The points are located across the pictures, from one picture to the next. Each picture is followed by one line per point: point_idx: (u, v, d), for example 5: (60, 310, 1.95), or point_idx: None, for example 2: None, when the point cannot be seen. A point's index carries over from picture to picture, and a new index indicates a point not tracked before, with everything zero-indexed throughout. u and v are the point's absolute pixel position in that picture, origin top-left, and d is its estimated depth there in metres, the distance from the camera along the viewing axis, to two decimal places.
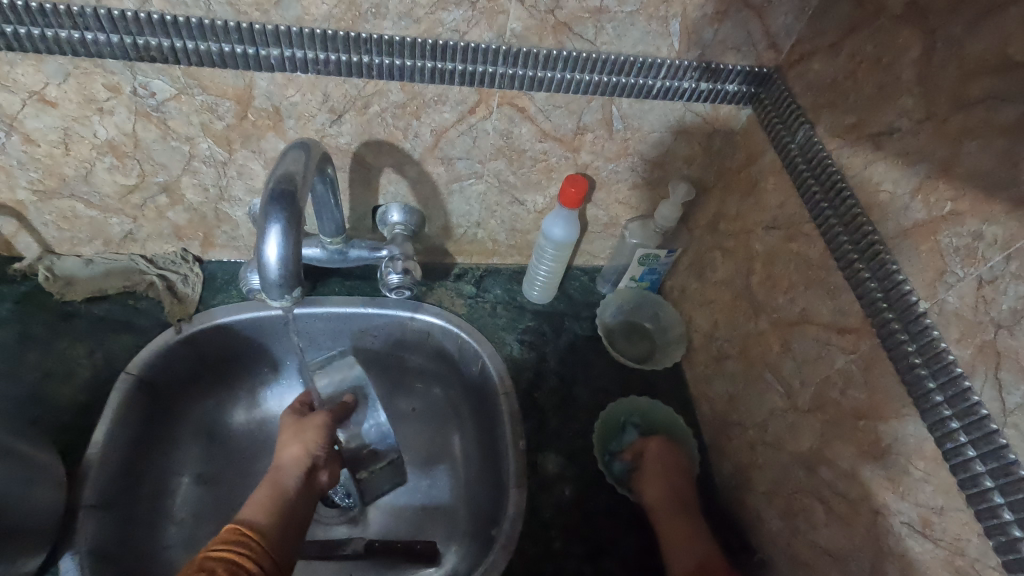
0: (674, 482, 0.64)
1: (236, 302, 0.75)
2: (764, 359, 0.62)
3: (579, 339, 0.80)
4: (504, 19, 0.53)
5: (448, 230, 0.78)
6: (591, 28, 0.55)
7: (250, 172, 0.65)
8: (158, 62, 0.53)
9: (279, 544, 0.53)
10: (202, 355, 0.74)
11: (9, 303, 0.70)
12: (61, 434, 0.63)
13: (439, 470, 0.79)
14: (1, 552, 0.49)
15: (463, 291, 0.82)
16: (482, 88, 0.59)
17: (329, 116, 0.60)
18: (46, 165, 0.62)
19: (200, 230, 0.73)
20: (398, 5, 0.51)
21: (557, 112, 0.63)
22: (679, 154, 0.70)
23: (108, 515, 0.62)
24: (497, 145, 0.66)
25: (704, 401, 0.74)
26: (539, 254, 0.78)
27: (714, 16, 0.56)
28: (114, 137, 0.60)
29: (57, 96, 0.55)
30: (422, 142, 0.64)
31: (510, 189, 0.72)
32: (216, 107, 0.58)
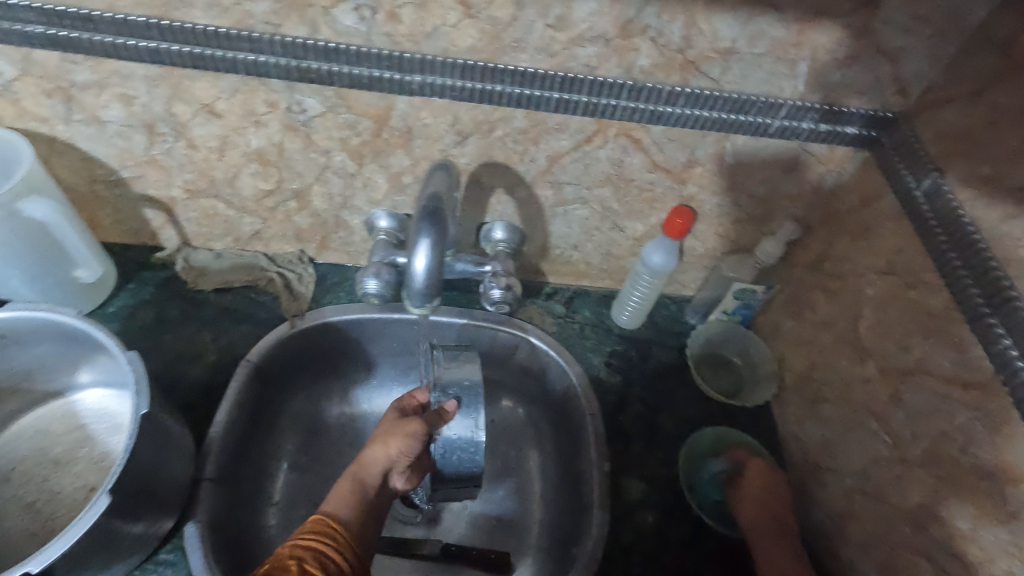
0: (762, 497, 0.65)
1: (343, 303, 0.80)
2: (870, 407, 0.61)
3: (666, 368, 0.80)
4: (634, 56, 0.56)
5: (545, 250, 0.81)
6: (718, 67, 0.57)
7: (374, 185, 0.70)
8: (315, 83, 0.58)
9: (368, 538, 0.60)
10: (309, 349, 0.79)
11: (150, 288, 0.78)
12: (191, 411, 0.69)
13: (514, 484, 0.80)
14: (147, 512, 0.55)
15: (553, 310, 0.84)
16: (602, 119, 0.61)
17: (455, 138, 0.64)
18: (201, 168, 0.69)
19: (319, 234, 0.79)
20: (537, 40, 0.55)
21: (671, 144, 0.64)
22: (787, 192, 0.69)
23: (223, 490, 0.66)
24: (607, 172, 0.68)
25: (794, 443, 0.72)
26: (634, 280, 0.79)
27: (844, 60, 0.56)
28: (263, 146, 0.66)
29: (223, 109, 0.62)
30: (536, 166, 0.68)
31: (613, 215, 0.74)
32: (356, 125, 0.63)
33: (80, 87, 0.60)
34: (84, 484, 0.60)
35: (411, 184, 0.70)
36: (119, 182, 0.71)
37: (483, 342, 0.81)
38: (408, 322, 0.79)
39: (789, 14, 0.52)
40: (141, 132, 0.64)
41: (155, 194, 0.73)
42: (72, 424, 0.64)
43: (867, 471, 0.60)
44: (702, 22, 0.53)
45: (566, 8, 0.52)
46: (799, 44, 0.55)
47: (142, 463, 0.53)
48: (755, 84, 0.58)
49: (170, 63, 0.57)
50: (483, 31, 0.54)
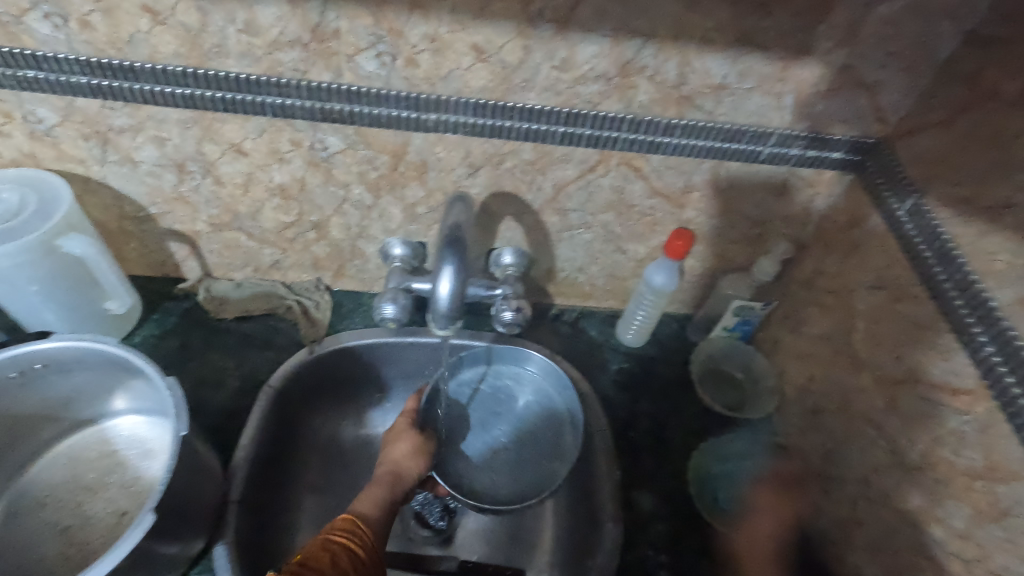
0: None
1: (359, 328, 0.83)
2: (867, 414, 0.64)
3: (671, 384, 0.84)
4: (634, 93, 0.60)
5: (552, 273, 0.84)
6: (711, 100, 0.61)
7: (390, 215, 0.75)
8: (336, 123, 0.63)
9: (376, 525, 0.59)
10: (327, 375, 0.82)
11: (174, 317, 0.81)
12: (217, 435, 0.72)
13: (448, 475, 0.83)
14: (182, 534, 0.57)
15: (561, 330, 0.88)
16: (605, 150, 0.66)
17: (467, 170, 0.68)
18: (226, 203, 0.73)
19: (335, 262, 0.83)
20: (543, 80, 0.59)
21: (669, 171, 0.69)
22: (780, 214, 0.74)
23: (248, 513, 0.68)
24: (610, 199, 0.72)
25: (797, 454, 0.75)
26: (637, 299, 0.82)
27: (827, 92, 0.61)
28: (286, 181, 0.70)
29: (250, 148, 0.66)
30: (542, 195, 0.72)
31: (615, 239, 0.78)
32: (375, 160, 0.67)
33: (117, 131, 0.64)
34: (116, 509, 0.62)
35: (424, 214, 0.74)
36: (147, 218, 0.75)
37: (494, 363, 0.84)
38: (422, 345, 0.82)
39: (775, 52, 0.57)
40: (172, 171, 0.68)
41: (181, 228, 0.76)
42: (106, 450, 0.66)
43: (869, 477, 0.63)
44: (696, 61, 0.58)
45: (571, 51, 0.57)
46: (785, 78, 0.59)
47: (182, 485, 0.56)
48: (747, 115, 0.63)
49: (202, 107, 0.61)
50: (494, 73, 0.58)
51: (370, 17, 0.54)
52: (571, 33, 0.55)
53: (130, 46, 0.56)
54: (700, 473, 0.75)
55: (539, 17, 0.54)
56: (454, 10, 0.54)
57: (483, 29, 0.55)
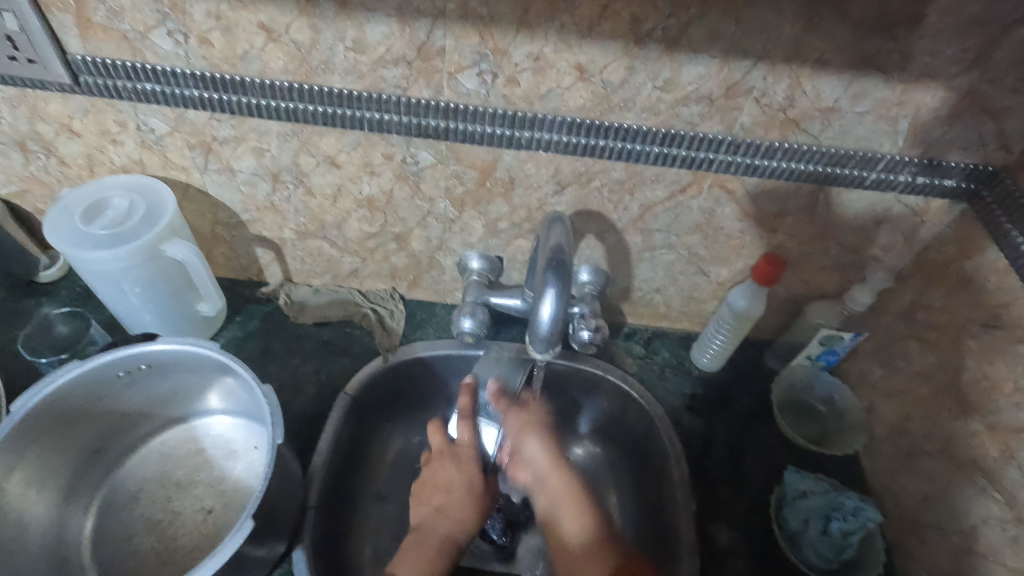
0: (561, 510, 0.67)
1: (432, 339, 0.83)
2: (976, 462, 0.59)
3: (749, 413, 0.81)
4: (736, 114, 0.58)
5: (628, 292, 0.83)
6: (818, 123, 0.59)
7: (471, 230, 0.75)
8: (430, 139, 0.63)
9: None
10: (399, 384, 0.82)
11: (257, 320, 0.84)
12: (296, 439, 0.74)
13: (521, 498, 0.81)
14: (270, 538, 0.58)
15: (634, 351, 0.86)
16: (699, 171, 0.64)
17: (555, 187, 0.67)
18: (314, 213, 0.74)
19: (412, 273, 0.83)
20: (644, 100, 0.58)
21: (764, 194, 0.66)
22: (879, 242, 0.70)
23: (324, 518, 0.69)
24: (698, 221, 0.70)
25: (888, 496, 0.71)
26: (716, 323, 0.80)
27: (947, 117, 0.57)
28: (374, 194, 0.71)
29: (343, 160, 0.67)
30: (628, 214, 0.70)
31: (698, 261, 0.76)
32: (463, 175, 0.67)
33: (220, 141, 0.66)
34: (203, 507, 0.64)
35: (506, 229, 0.74)
36: (238, 225, 0.77)
37: (565, 381, 0.83)
38: None
39: (894, 76, 0.54)
40: (267, 180, 0.70)
41: (269, 234, 0.79)
42: (193, 448, 0.68)
43: (976, 529, 0.59)
44: (807, 83, 0.55)
45: (676, 71, 0.55)
46: (902, 102, 0.56)
47: (273, 490, 0.57)
48: (855, 139, 0.60)
49: (303, 121, 0.63)
50: (595, 93, 0.58)
51: (476, 36, 0.54)
52: (678, 54, 0.54)
53: (242, 61, 0.58)
54: (780, 504, 0.71)
55: (648, 37, 0.53)
56: (562, 30, 0.53)
57: (588, 49, 0.54)
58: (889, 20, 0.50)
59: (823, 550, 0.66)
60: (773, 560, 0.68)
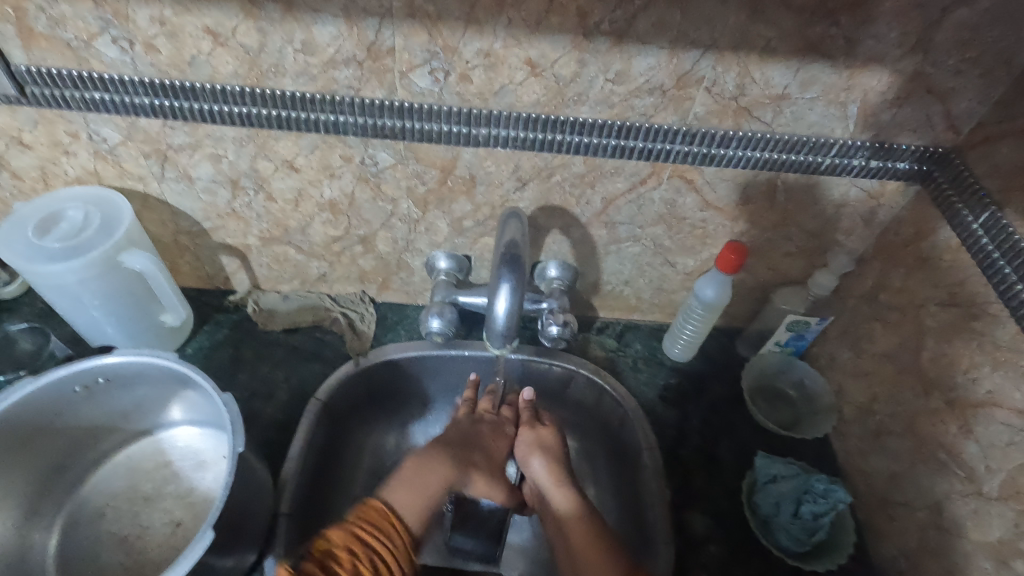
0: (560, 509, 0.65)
1: (404, 341, 0.83)
2: (938, 438, 0.60)
3: (722, 401, 0.81)
4: (689, 104, 0.59)
5: (598, 286, 0.83)
6: (770, 111, 0.59)
7: (437, 229, 0.74)
8: (388, 139, 0.63)
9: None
10: (372, 388, 0.82)
11: (225, 329, 0.83)
12: (267, 447, 0.73)
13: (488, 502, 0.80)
14: (239, 547, 0.58)
15: (607, 344, 0.86)
16: (657, 162, 0.64)
17: (516, 184, 0.67)
18: (277, 218, 0.74)
19: (381, 275, 0.83)
20: (597, 93, 0.58)
21: (723, 184, 0.67)
22: (839, 226, 0.71)
23: (298, 526, 0.68)
24: (661, 212, 0.71)
25: (858, 476, 0.72)
26: (686, 313, 0.81)
27: (895, 100, 0.58)
28: (336, 197, 0.71)
29: (302, 164, 0.67)
30: (591, 208, 0.71)
31: (664, 252, 0.76)
32: (424, 175, 0.67)
33: (176, 149, 0.65)
34: (171, 519, 0.63)
35: (471, 227, 0.74)
36: (201, 233, 0.76)
37: (539, 377, 0.83)
38: (467, 359, 0.81)
39: (840, 61, 0.55)
40: (226, 187, 0.70)
41: (232, 242, 0.78)
42: (161, 461, 0.67)
43: (941, 504, 0.60)
44: (756, 71, 0.56)
45: (627, 64, 0.56)
46: (851, 87, 0.57)
47: (239, 499, 0.56)
48: (808, 124, 0.60)
49: (258, 125, 0.62)
50: (548, 87, 0.58)
51: (425, 34, 0.54)
52: (627, 46, 0.54)
53: (191, 67, 0.58)
54: (752, 489, 0.71)
55: (596, 30, 0.54)
56: (510, 25, 0.53)
57: (538, 43, 0.55)
58: (831, 6, 0.51)
59: (796, 533, 0.66)
60: (748, 545, 0.69)
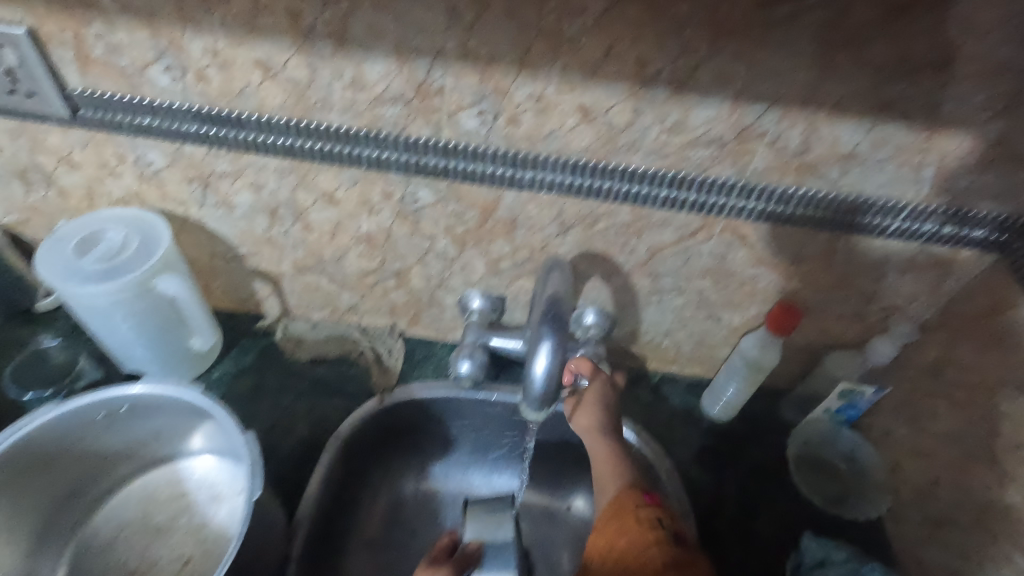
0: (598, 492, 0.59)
1: (430, 379, 0.80)
2: (1013, 539, 0.54)
3: (763, 469, 0.76)
4: (748, 158, 0.56)
5: (635, 335, 0.79)
6: (836, 169, 0.56)
7: (472, 268, 0.72)
8: (429, 177, 0.61)
9: None
10: (394, 426, 0.79)
11: (252, 354, 0.81)
12: (283, 483, 0.70)
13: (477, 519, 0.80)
14: None
15: (641, 397, 0.82)
16: (709, 215, 0.61)
17: (558, 228, 0.65)
18: (312, 247, 0.72)
19: (412, 310, 0.81)
20: (651, 142, 0.56)
21: (778, 241, 0.63)
22: (902, 292, 0.66)
23: (307, 571, 0.65)
24: (708, 265, 0.67)
25: (915, 568, 0.65)
26: (728, 370, 0.76)
27: (975, 165, 0.54)
28: (373, 230, 0.69)
29: (341, 197, 0.66)
30: (635, 257, 0.67)
31: (709, 305, 0.72)
32: (463, 214, 0.65)
33: (218, 175, 0.65)
34: (180, 556, 0.61)
35: (507, 269, 0.71)
36: (236, 258, 0.76)
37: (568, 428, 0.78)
38: (495, 404, 0.78)
39: (917, 122, 0.51)
40: (264, 215, 0.69)
41: (266, 268, 0.77)
42: (175, 491, 0.66)
43: None
44: (824, 128, 0.52)
45: (684, 114, 0.53)
46: (927, 149, 0.53)
47: (250, 546, 0.54)
48: (877, 184, 0.56)
49: (300, 157, 0.61)
50: (599, 134, 0.56)
51: (476, 76, 0.53)
52: (686, 96, 0.52)
53: (240, 97, 0.57)
54: (797, 573, 0.65)
55: (655, 79, 0.51)
56: (565, 70, 0.51)
57: (592, 89, 0.52)
58: (913, 65, 0.48)
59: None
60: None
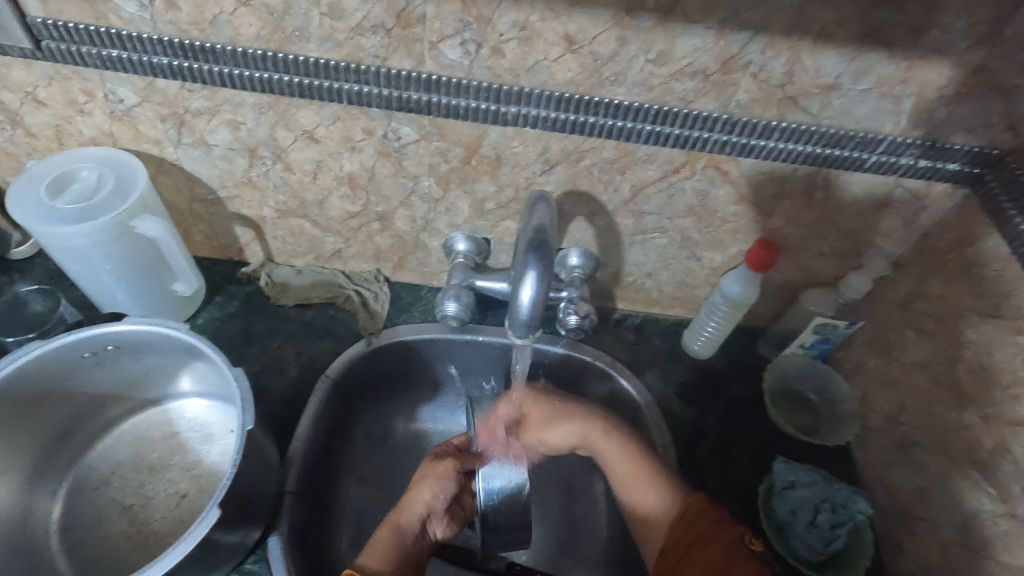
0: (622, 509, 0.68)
1: (417, 322, 0.81)
2: (970, 455, 0.58)
3: (740, 402, 0.79)
4: (733, 90, 0.56)
5: (619, 277, 0.80)
6: (818, 101, 0.56)
7: (457, 210, 0.72)
8: (412, 113, 0.60)
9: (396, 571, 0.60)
10: (382, 368, 0.80)
11: (237, 301, 0.81)
12: (274, 424, 0.72)
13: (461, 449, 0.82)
14: (243, 523, 0.57)
15: (624, 337, 0.84)
16: (693, 151, 0.61)
17: (543, 166, 0.65)
18: (294, 189, 0.71)
19: (397, 254, 0.81)
20: (636, 74, 0.55)
21: (760, 177, 0.64)
22: (877, 228, 0.68)
23: (302, 503, 0.67)
24: (691, 203, 0.68)
25: (879, 487, 0.70)
26: (709, 308, 0.78)
27: (953, 97, 0.54)
28: (355, 170, 0.68)
29: (323, 135, 0.64)
30: (619, 196, 0.68)
31: (691, 245, 0.74)
32: (447, 152, 0.65)
33: (193, 113, 0.63)
34: (176, 491, 0.62)
35: (493, 210, 0.71)
36: (216, 201, 0.74)
37: (553, 367, 0.81)
38: (482, 344, 0.79)
39: (898, 51, 0.51)
40: (243, 155, 0.67)
41: (247, 212, 0.76)
42: (167, 432, 0.66)
43: (969, 522, 0.57)
44: (807, 58, 0.53)
45: (670, 43, 0.53)
46: (907, 80, 0.54)
47: (245, 476, 0.55)
48: (857, 117, 0.57)
49: (279, 92, 0.60)
50: (584, 65, 0.55)
51: (458, 3, 0.52)
52: (671, 24, 0.51)
53: (212, 27, 0.55)
54: (769, 495, 0.69)
55: (640, 6, 0.50)
56: None
57: (576, 17, 0.52)
58: None
59: (813, 543, 0.64)
60: (761, 551, 0.67)
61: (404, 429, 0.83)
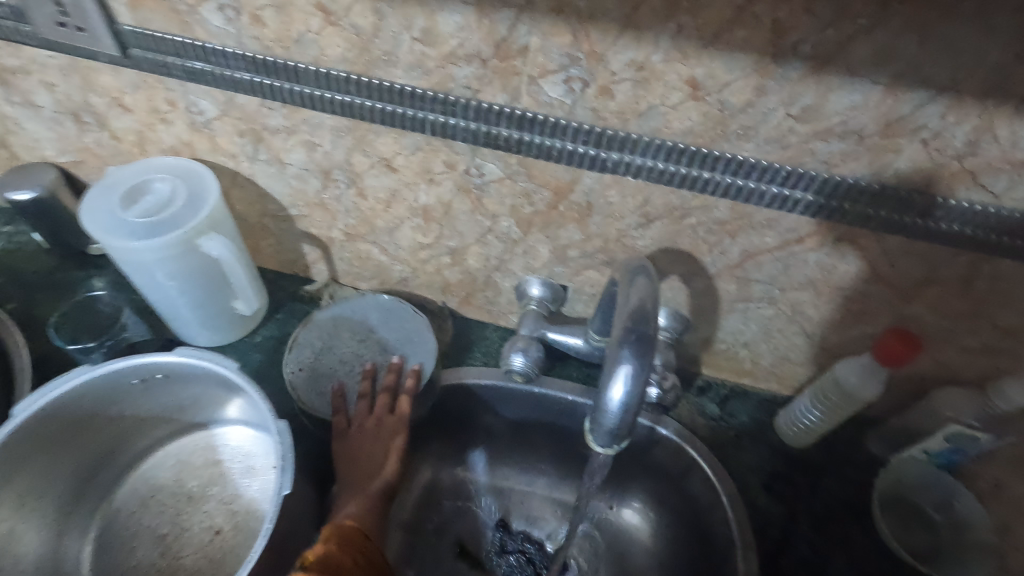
0: (392, 430, 0.64)
1: (478, 365, 0.74)
2: None
3: (840, 506, 0.67)
4: (891, 157, 0.46)
5: (709, 342, 0.71)
6: (1003, 178, 0.45)
7: (536, 254, 0.65)
8: (500, 150, 0.54)
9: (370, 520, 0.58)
10: (438, 412, 0.74)
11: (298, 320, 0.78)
12: (317, 461, 0.68)
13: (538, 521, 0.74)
14: None
15: (707, 409, 0.74)
16: (826, 221, 0.51)
17: (640, 220, 0.57)
18: (365, 215, 0.67)
19: (466, 290, 0.74)
20: (770, 128, 0.46)
21: (905, 259, 0.53)
22: None
23: None
24: (811, 276, 0.58)
25: None
26: (813, 393, 0.68)
27: None
28: (431, 203, 0.63)
29: (401, 164, 0.59)
30: (725, 259, 0.58)
31: (803, 320, 0.63)
32: (533, 194, 0.58)
33: (272, 131, 0.60)
34: (211, 526, 0.59)
35: (575, 258, 0.64)
36: (287, 218, 0.71)
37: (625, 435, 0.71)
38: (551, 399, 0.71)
39: None
40: (318, 177, 0.63)
41: (317, 232, 0.72)
42: (211, 459, 0.63)
43: None
44: (1001, 127, 0.42)
45: (820, 98, 0.43)
46: None
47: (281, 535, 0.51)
48: None
49: (359, 117, 0.55)
50: (708, 115, 0.46)
51: (569, 35, 0.45)
52: (826, 76, 0.42)
53: (297, 45, 0.51)
54: None
55: (791, 51, 0.41)
56: (678, 35, 0.42)
57: (708, 61, 0.43)
58: None
59: None
60: None
61: (455, 477, 0.77)
